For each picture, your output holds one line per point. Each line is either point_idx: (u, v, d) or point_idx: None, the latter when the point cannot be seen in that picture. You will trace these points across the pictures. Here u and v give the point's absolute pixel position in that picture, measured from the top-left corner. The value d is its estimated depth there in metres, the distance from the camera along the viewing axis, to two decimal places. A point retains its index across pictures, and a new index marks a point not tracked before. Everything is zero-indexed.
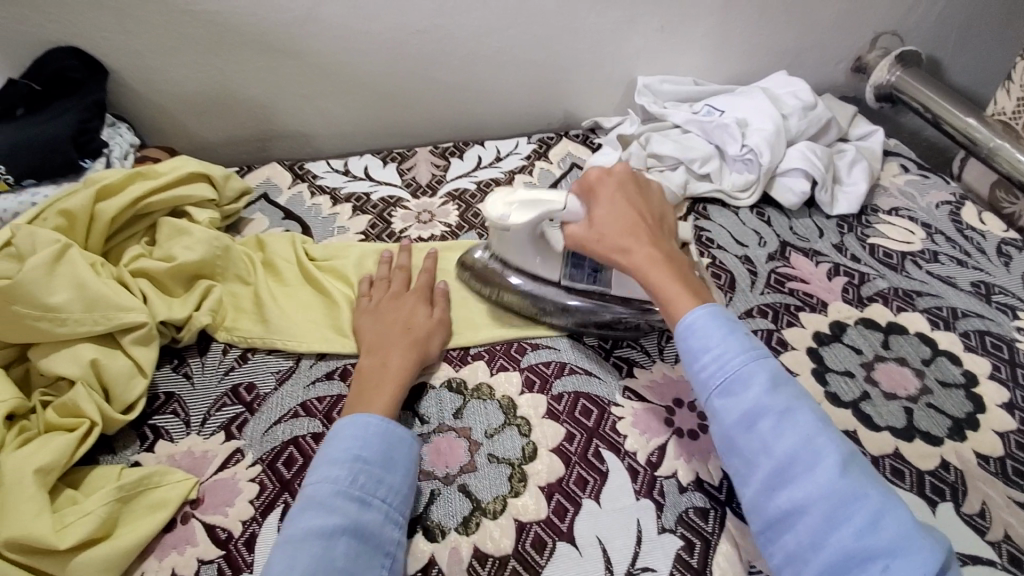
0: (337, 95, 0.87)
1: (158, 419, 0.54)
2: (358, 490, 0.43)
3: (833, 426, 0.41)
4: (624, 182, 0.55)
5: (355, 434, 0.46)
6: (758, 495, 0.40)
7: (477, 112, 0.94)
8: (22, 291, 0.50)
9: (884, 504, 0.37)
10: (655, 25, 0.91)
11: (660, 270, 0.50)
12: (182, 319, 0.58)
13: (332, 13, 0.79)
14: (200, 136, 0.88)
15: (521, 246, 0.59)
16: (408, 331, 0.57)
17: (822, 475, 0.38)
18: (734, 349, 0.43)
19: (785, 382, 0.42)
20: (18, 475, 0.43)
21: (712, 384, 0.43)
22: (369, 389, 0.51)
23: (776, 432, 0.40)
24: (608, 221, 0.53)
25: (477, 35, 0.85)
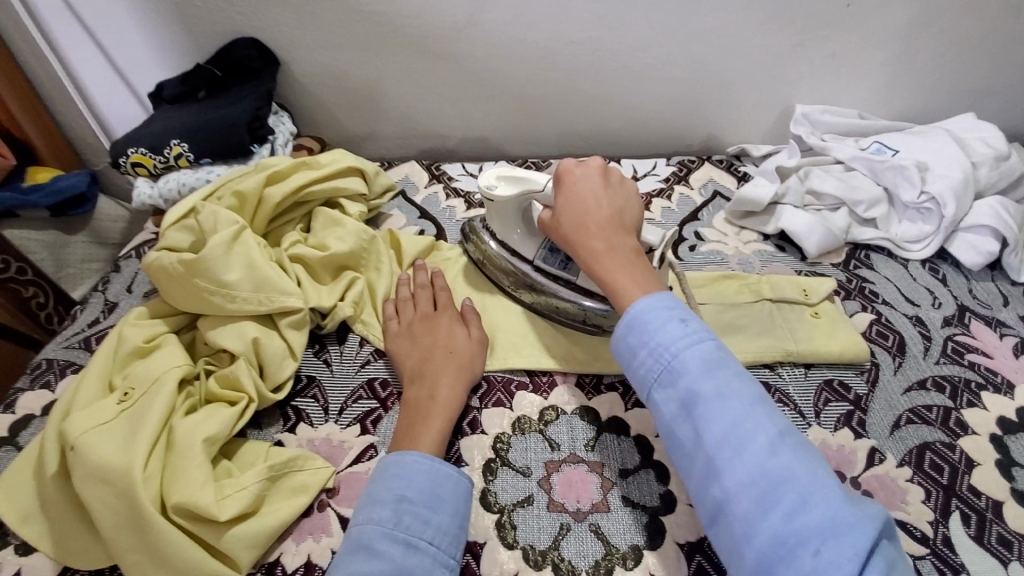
0: (481, 100, 0.88)
1: (300, 401, 0.56)
2: (404, 533, 0.41)
3: (769, 406, 0.39)
4: (591, 174, 0.54)
5: (399, 472, 0.44)
6: (698, 487, 0.38)
7: (615, 128, 0.92)
8: (204, 266, 0.53)
9: (815, 485, 0.35)
10: (824, 53, 0.84)
11: (604, 261, 0.49)
12: (328, 308, 0.60)
13: (493, 19, 0.79)
14: (348, 129, 0.92)
15: (503, 216, 0.60)
16: (452, 353, 0.55)
17: (751, 458, 0.36)
18: (672, 335, 0.41)
19: (723, 364, 0.40)
20: (189, 441, 0.46)
21: (650, 376, 0.42)
22: (422, 420, 0.49)
23: (709, 418, 0.38)
24: (566, 214, 0.52)
25: (630, 51, 0.83)
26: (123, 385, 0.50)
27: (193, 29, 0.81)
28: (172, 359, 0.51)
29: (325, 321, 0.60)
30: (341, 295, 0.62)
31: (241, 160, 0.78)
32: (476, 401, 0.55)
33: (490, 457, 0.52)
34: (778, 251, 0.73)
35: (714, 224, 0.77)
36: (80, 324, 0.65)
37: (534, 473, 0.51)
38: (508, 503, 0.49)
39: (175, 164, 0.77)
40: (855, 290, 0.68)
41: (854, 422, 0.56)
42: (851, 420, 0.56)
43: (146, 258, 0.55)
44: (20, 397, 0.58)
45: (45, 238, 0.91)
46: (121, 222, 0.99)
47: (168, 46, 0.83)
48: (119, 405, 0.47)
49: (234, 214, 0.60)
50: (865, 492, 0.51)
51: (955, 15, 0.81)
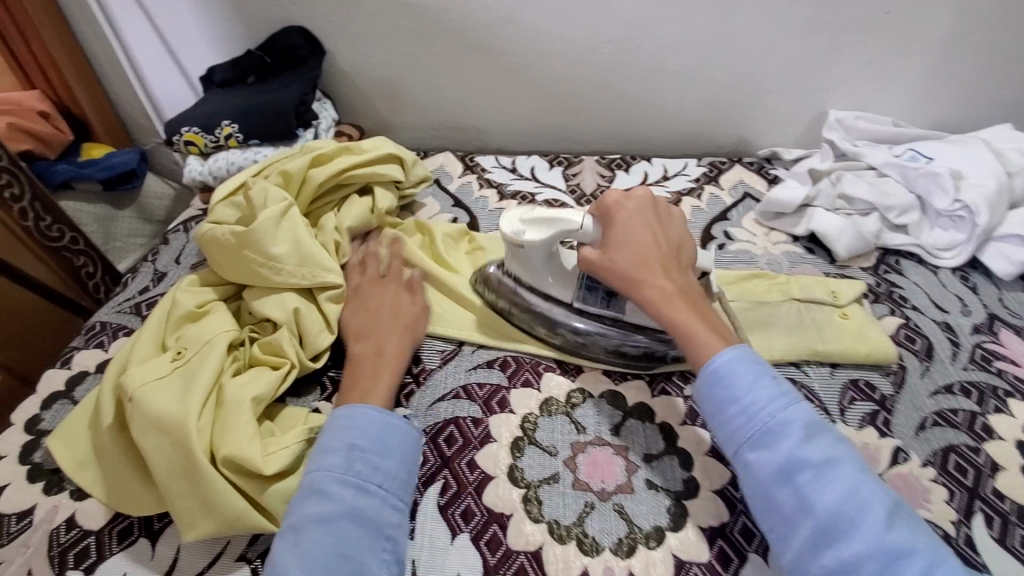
0: (517, 94, 0.90)
1: (337, 372, 0.58)
2: (355, 477, 0.43)
3: (872, 475, 0.41)
4: (641, 208, 0.54)
5: (349, 424, 0.46)
6: (803, 554, 0.39)
7: (647, 127, 0.93)
8: (254, 238, 0.56)
9: (931, 557, 0.37)
10: (862, 59, 0.84)
11: (674, 303, 0.49)
12: None
13: (533, 16, 0.81)
14: (387, 119, 0.95)
15: (535, 264, 0.58)
16: (397, 315, 0.57)
17: (869, 529, 0.37)
18: (768, 396, 0.43)
19: (821, 429, 0.42)
20: (239, 399, 0.48)
21: (745, 436, 0.43)
22: (371, 374, 0.52)
23: (817, 484, 0.40)
24: (624, 249, 0.52)
25: (667, 51, 0.84)
26: (176, 345, 0.53)
27: (246, 15, 0.85)
28: (221, 324, 0.54)
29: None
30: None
31: (286, 143, 0.81)
32: (506, 380, 0.58)
33: (518, 435, 0.53)
34: (808, 252, 0.74)
35: (744, 224, 0.78)
36: (132, 290, 0.68)
37: (560, 453, 0.52)
38: (535, 480, 0.50)
39: (225, 143, 0.80)
40: (885, 294, 0.69)
41: (879, 421, 0.56)
42: (876, 419, 0.57)
43: (199, 229, 0.58)
44: (76, 354, 0.61)
45: (96, 212, 0.96)
46: (166, 199, 1.03)
47: (221, 33, 0.87)
48: (173, 363, 0.50)
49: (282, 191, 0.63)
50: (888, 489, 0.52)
51: (997, 25, 0.81)
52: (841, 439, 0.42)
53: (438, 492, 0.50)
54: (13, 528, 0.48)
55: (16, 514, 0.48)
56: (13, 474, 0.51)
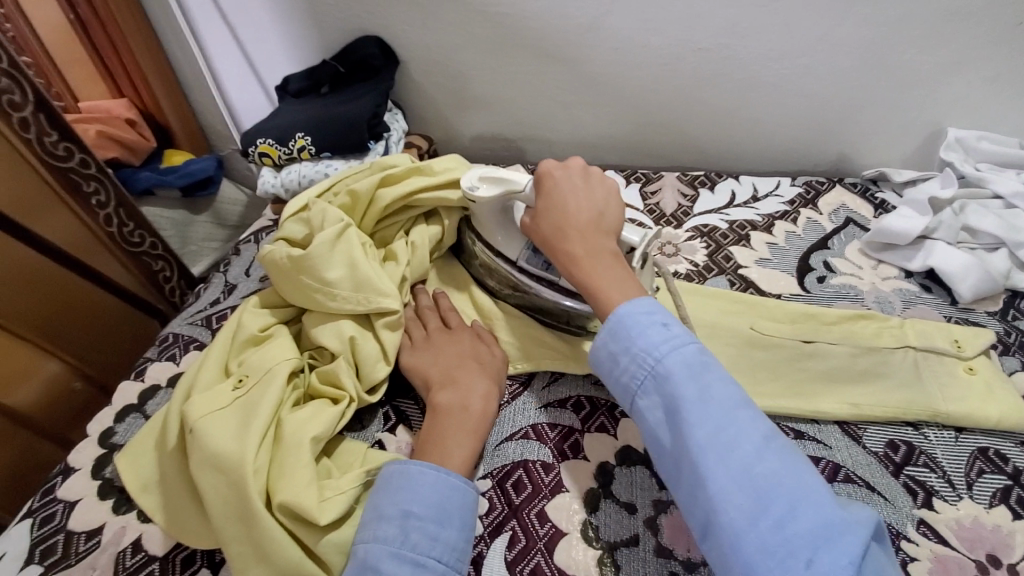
0: (596, 105, 0.85)
1: (401, 403, 0.56)
2: (410, 551, 0.41)
3: (759, 414, 0.40)
4: (568, 175, 0.54)
5: (407, 487, 0.44)
6: (685, 495, 0.39)
7: (735, 142, 0.86)
8: (310, 264, 0.54)
9: (802, 494, 0.36)
10: (995, 69, 0.74)
11: (585, 266, 0.49)
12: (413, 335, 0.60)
13: (617, 23, 0.76)
14: (457, 130, 0.93)
15: (489, 220, 0.57)
16: (481, 364, 0.54)
17: (739, 465, 0.37)
18: (657, 340, 0.43)
19: (706, 368, 0.42)
20: (298, 439, 0.46)
21: (635, 384, 0.44)
22: (455, 432, 0.48)
23: (693, 424, 0.39)
24: (543, 215, 0.52)
25: (764, 60, 0.77)
26: (239, 371, 0.52)
27: (323, 25, 0.84)
28: (283, 352, 0.53)
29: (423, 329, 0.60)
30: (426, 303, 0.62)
31: (358, 156, 0.80)
32: (578, 424, 0.53)
33: (592, 487, 0.49)
34: (923, 291, 0.65)
35: (847, 254, 0.70)
36: (204, 303, 0.69)
37: (640, 511, 0.47)
38: (612, 541, 0.46)
39: (298, 156, 0.80)
40: (1017, 345, 0.60)
41: (1013, 500, 0.48)
42: (1009, 497, 0.49)
43: (261, 250, 0.57)
44: (149, 366, 0.62)
45: (174, 218, 1.01)
46: (239, 205, 1.05)
47: (298, 43, 0.87)
48: (234, 392, 0.50)
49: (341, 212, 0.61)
50: None
51: None
52: (728, 379, 0.41)
53: (505, 543, 0.46)
54: (82, 548, 0.48)
55: (86, 532, 0.49)
56: (85, 490, 0.52)
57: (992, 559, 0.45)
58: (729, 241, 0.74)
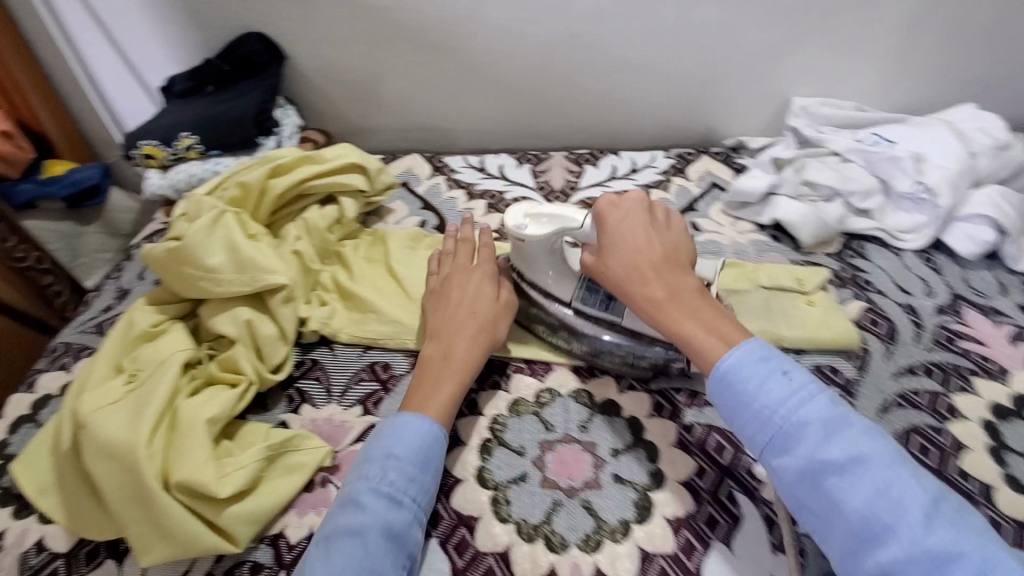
0: (485, 92, 0.90)
1: (303, 383, 0.59)
2: (388, 488, 0.44)
3: (913, 466, 0.38)
4: (635, 210, 0.51)
5: (393, 433, 0.47)
6: (845, 558, 0.38)
7: (614, 122, 0.93)
8: (190, 252, 0.56)
9: (988, 560, 0.34)
10: (823, 44, 0.85)
11: (674, 308, 0.48)
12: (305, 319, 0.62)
13: (496, 13, 0.81)
14: (354, 123, 0.95)
15: (537, 259, 0.57)
16: (475, 314, 0.56)
17: (905, 530, 0.36)
18: (780, 395, 0.41)
19: (845, 423, 0.40)
20: (193, 420, 0.49)
21: (764, 440, 0.42)
22: (434, 381, 0.52)
23: (844, 487, 0.38)
24: (614, 255, 0.50)
25: (630, 43, 0.84)
26: (132, 366, 0.53)
27: (204, 25, 0.84)
28: (176, 343, 0.54)
29: (306, 324, 0.62)
30: (313, 306, 0.64)
31: (248, 152, 0.82)
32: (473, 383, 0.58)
33: (485, 437, 0.53)
34: (773, 240, 0.75)
35: (712, 215, 0.79)
36: (95, 309, 0.68)
37: (528, 452, 0.52)
38: (503, 480, 0.50)
39: (185, 155, 0.80)
40: (849, 279, 0.69)
41: None
42: None
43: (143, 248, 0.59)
44: (40, 376, 0.61)
45: (60, 229, 0.96)
46: (132, 213, 1.02)
47: (179, 42, 0.86)
48: (126, 387, 0.51)
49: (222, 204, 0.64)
50: None
51: (957, 6, 0.82)
52: (870, 430, 0.40)
53: None
54: None
55: None
56: None
57: None
58: None
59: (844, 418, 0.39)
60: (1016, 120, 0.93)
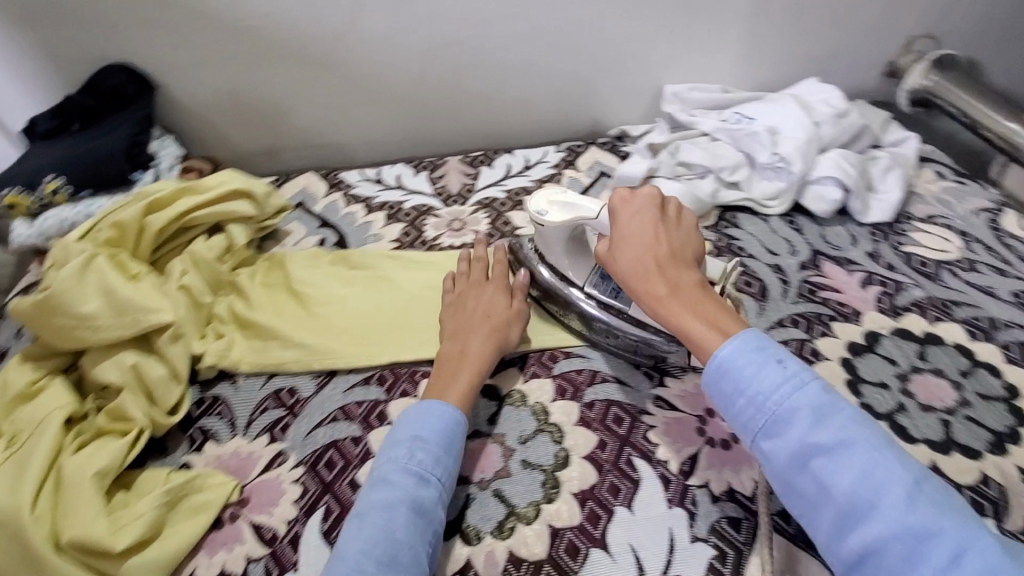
0: (374, 104, 0.90)
1: (205, 421, 0.58)
2: (416, 466, 0.47)
3: (897, 449, 0.39)
4: (643, 208, 0.52)
5: (414, 418, 0.50)
6: (831, 538, 0.39)
7: (504, 122, 0.96)
8: (60, 303, 0.54)
9: (964, 539, 0.35)
10: (684, 33, 0.91)
11: (674, 306, 0.48)
12: (200, 353, 0.62)
13: (372, 26, 0.82)
14: (242, 148, 0.92)
15: (553, 243, 0.60)
16: (489, 320, 0.59)
17: (889, 510, 0.37)
18: (774, 382, 0.42)
19: (835, 409, 0.40)
20: (81, 478, 0.48)
21: (756, 426, 0.42)
22: (450, 375, 0.55)
23: (831, 471, 0.39)
24: (622, 250, 0.51)
25: (507, 46, 0.88)
26: (10, 429, 0.52)
27: (58, 60, 0.79)
28: (58, 399, 0.53)
29: (201, 359, 0.61)
30: (208, 339, 0.63)
31: (123, 189, 0.78)
32: (384, 395, 0.59)
33: None
34: None
35: None
36: None
37: None
38: None
39: (53, 200, 0.75)
40: (725, 248, 0.75)
41: None
42: None
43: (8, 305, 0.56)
44: None
45: None
46: (6, 267, 0.95)
47: (33, 81, 0.81)
48: (6, 451, 0.50)
49: (95, 248, 0.62)
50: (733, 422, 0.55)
51: None
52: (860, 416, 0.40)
53: (320, 518, 0.50)
54: None
55: None
56: None
57: (707, 409, 0.56)
58: (507, 209, 0.84)
59: (834, 404, 0.40)
60: (859, 88, 1.04)
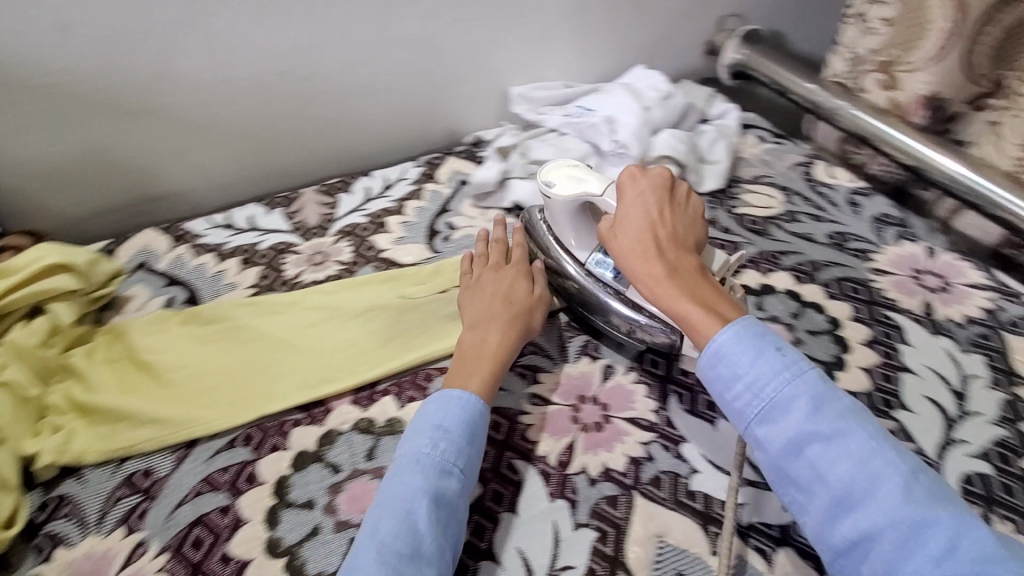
0: (213, 145, 0.85)
1: (52, 525, 0.53)
2: (440, 459, 0.48)
3: (891, 442, 0.42)
4: (649, 192, 0.57)
5: (436, 409, 0.51)
6: (822, 525, 0.42)
7: (358, 144, 0.94)
8: None
9: (958, 527, 0.38)
10: (518, 37, 0.94)
11: (668, 289, 0.51)
12: (33, 453, 0.56)
13: (192, 66, 0.77)
14: (67, 214, 0.83)
15: (562, 218, 0.63)
16: (511, 304, 0.60)
17: (885, 500, 0.39)
18: (774, 369, 0.45)
19: (832, 400, 0.43)
20: None
21: (751, 412, 0.45)
22: (474, 364, 0.55)
23: (826, 458, 0.42)
24: (625, 230, 0.55)
25: (345, 67, 0.86)
26: None
27: None
28: None
29: (37, 460, 0.55)
30: (42, 436, 0.57)
31: None
32: (251, 455, 0.56)
33: (271, 503, 0.53)
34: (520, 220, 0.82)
35: (464, 210, 0.85)
36: None
37: (318, 502, 0.52)
38: (294, 542, 0.50)
39: None
40: None
41: (590, 349, 0.63)
42: (588, 348, 0.63)
43: None
44: None
45: None
46: None
47: None
48: None
49: None
50: (602, 405, 0.57)
51: None
52: (858, 408, 0.43)
53: None
54: None
55: None
56: None
57: (578, 397, 0.58)
58: (370, 233, 0.81)
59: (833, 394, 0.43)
60: (687, 68, 1.13)
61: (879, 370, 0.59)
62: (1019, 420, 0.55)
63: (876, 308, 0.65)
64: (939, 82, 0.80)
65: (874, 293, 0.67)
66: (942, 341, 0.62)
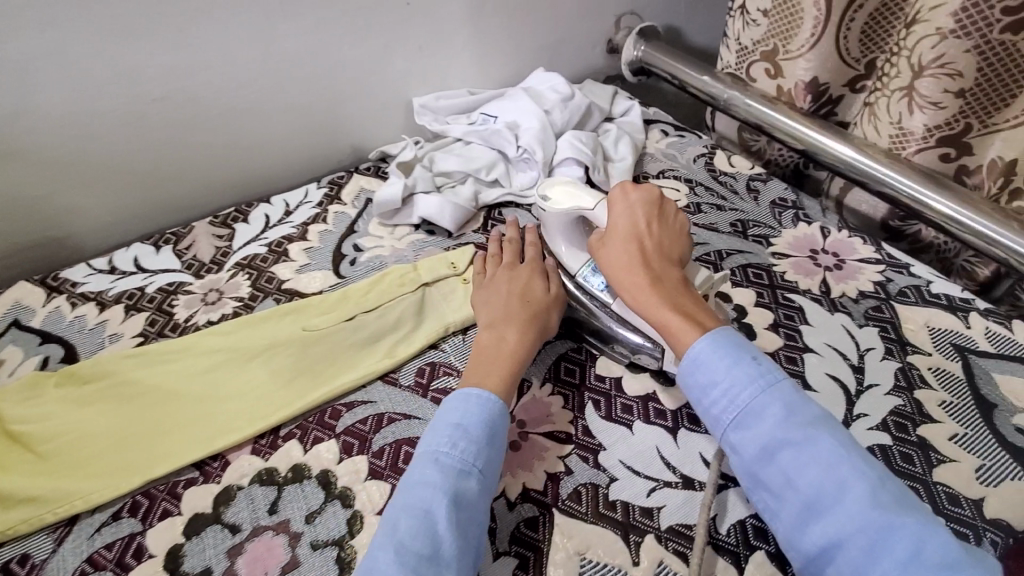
0: (91, 182, 0.77)
1: None
2: (459, 458, 0.46)
3: (860, 452, 0.43)
4: (636, 207, 0.59)
5: (460, 405, 0.50)
6: (793, 530, 0.42)
7: (255, 169, 0.89)
8: None
9: (922, 533, 0.38)
10: (415, 46, 0.91)
11: (649, 299, 0.53)
12: None
13: (53, 99, 0.70)
14: None
15: (555, 229, 0.65)
16: (528, 302, 0.61)
17: (851, 505, 0.40)
18: (747, 377, 0.46)
19: (802, 408, 0.45)
20: None
21: (726, 419, 0.46)
22: (491, 363, 0.55)
23: (795, 463, 0.43)
24: (612, 242, 0.58)
25: (227, 89, 0.80)
26: None
27: None
28: None
29: None
30: None
31: None
32: (140, 524, 0.51)
33: None
34: (429, 235, 0.80)
35: (371, 231, 0.81)
36: None
37: (216, 569, 0.49)
38: None
39: None
40: None
41: None
42: None
43: None
44: None
45: None
46: None
47: None
48: None
49: None
50: (520, 421, 0.56)
51: None
52: (828, 418, 0.44)
53: None
54: None
55: None
56: None
57: None
58: (270, 263, 0.77)
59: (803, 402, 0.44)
60: (591, 67, 1.14)
61: (784, 354, 0.61)
62: (912, 387, 0.57)
63: (779, 292, 0.67)
64: (817, 67, 0.83)
65: (776, 277, 0.69)
66: (840, 318, 0.64)
